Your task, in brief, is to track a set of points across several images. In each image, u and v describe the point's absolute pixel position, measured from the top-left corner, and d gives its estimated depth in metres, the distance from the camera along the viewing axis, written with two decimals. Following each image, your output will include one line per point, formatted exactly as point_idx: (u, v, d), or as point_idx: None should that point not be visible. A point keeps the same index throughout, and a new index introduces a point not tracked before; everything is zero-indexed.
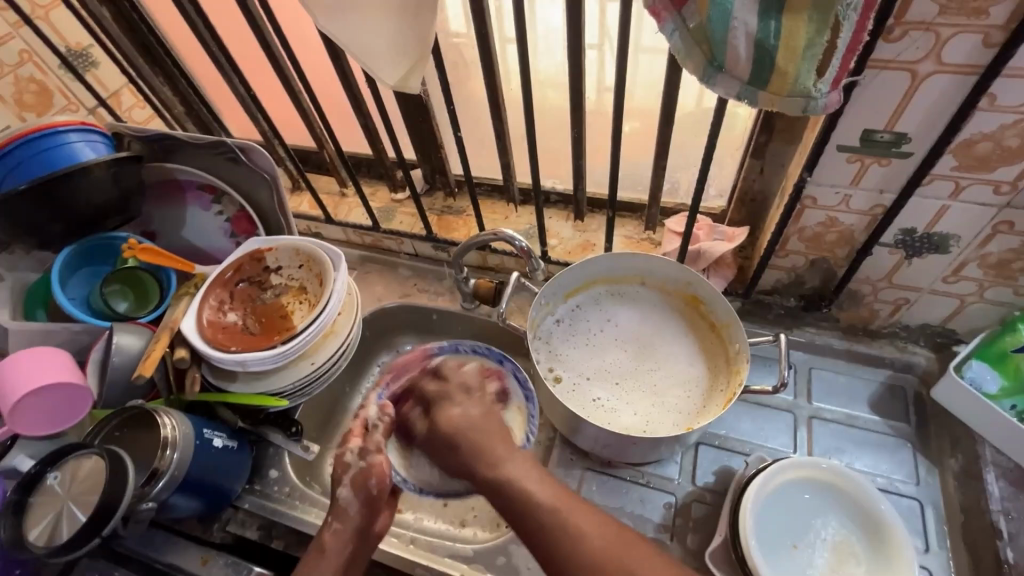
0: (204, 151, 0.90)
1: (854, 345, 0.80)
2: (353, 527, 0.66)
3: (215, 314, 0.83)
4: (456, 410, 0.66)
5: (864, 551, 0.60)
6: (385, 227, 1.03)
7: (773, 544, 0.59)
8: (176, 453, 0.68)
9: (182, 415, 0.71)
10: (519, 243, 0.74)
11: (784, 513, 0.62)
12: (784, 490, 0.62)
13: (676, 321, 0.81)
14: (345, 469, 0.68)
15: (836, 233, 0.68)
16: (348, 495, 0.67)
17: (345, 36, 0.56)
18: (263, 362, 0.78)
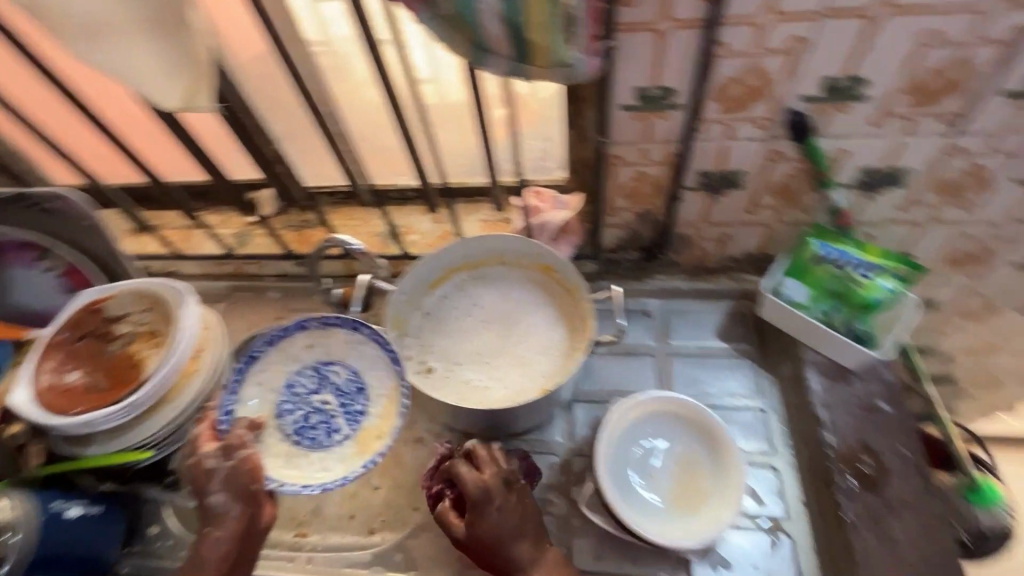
0: (11, 206, 0.82)
1: (696, 283, 0.88)
2: (232, 532, 0.65)
3: (53, 378, 0.77)
4: (497, 519, 0.65)
5: (710, 464, 0.67)
6: (242, 251, 1.00)
7: (627, 482, 0.66)
8: (19, 536, 0.66)
9: (22, 494, 0.69)
10: (355, 247, 0.76)
11: (636, 452, 0.68)
12: (631, 430, 0.69)
13: (537, 292, 0.85)
14: (210, 474, 0.66)
15: (649, 185, 0.74)
16: (222, 499, 0.66)
17: (108, 63, 0.54)
18: (113, 419, 0.73)
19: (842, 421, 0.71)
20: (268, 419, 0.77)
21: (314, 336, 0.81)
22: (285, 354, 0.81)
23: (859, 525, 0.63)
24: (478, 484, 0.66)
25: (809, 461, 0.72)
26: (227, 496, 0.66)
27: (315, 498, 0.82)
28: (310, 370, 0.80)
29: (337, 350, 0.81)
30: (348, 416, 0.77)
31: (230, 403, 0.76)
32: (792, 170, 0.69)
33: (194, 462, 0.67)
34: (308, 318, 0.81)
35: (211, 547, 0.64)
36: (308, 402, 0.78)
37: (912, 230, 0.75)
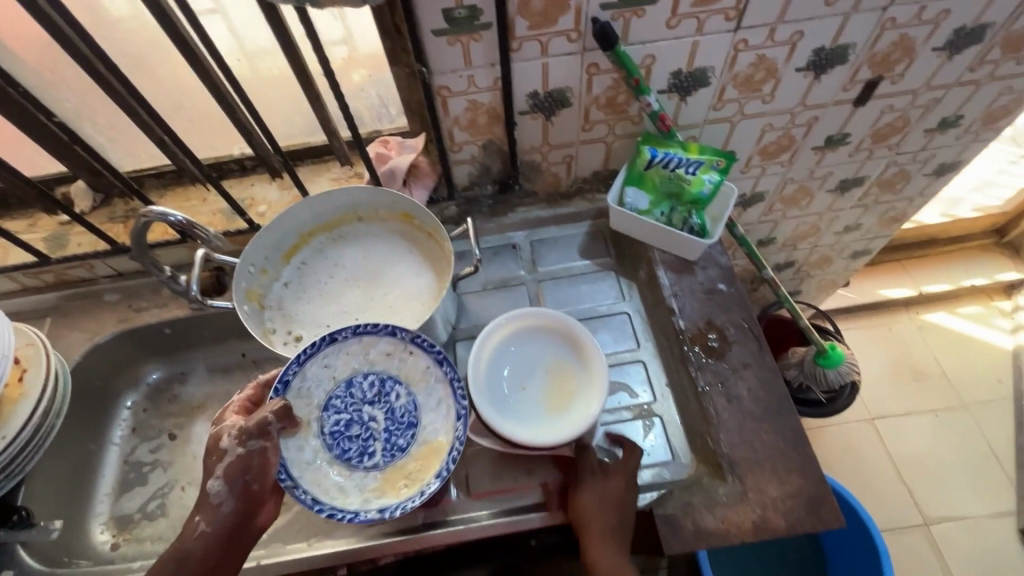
0: None
1: (554, 209, 0.91)
2: (221, 528, 0.59)
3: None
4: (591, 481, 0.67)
5: (576, 365, 0.72)
6: (60, 255, 0.88)
7: (504, 398, 0.70)
8: None
9: None
10: (175, 218, 0.68)
11: (512, 369, 0.72)
12: (505, 351, 0.73)
13: (399, 241, 0.83)
14: (221, 456, 0.60)
15: (484, 115, 0.74)
16: (220, 490, 0.59)
17: None
18: None
19: (690, 307, 0.78)
20: (310, 409, 0.69)
21: (396, 348, 0.71)
22: (362, 356, 0.71)
23: (713, 392, 0.71)
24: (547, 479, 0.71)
25: (668, 349, 0.79)
26: (226, 489, 0.59)
27: None
28: (373, 377, 0.71)
29: (411, 373, 0.71)
30: (387, 446, 0.68)
31: (290, 373, 0.68)
32: (611, 82, 0.72)
33: (210, 437, 0.61)
34: (401, 327, 0.70)
35: (194, 544, 0.57)
36: (357, 411, 0.70)
37: (726, 126, 0.83)
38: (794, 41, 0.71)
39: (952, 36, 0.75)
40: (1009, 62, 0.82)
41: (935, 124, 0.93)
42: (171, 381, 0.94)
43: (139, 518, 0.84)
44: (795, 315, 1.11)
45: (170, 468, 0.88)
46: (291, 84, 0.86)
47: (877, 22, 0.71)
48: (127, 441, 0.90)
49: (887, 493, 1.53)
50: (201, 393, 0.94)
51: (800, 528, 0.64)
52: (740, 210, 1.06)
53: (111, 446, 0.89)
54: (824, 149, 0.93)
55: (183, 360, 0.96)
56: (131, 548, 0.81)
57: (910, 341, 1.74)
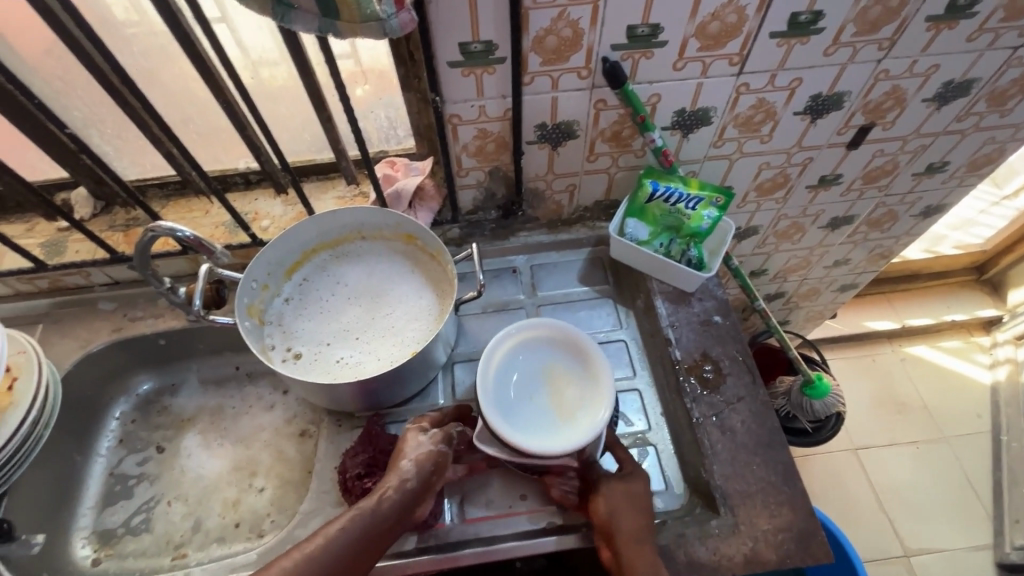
0: None
1: (555, 235, 0.93)
2: (400, 500, 0.63)
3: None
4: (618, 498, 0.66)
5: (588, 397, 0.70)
6: (57, 262, 0.87)
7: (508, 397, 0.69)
8: None
9: None
10: (183, 233, 0.68)
11: (526, 373, 0.72)
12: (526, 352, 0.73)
13: (401, 262, 0.84)
14: (418, 444, 0.67)
15: (493, 143, 0.76)
16: (411, 469, 0.64)
17: None
18: None
19: (687, 338, 0.80)
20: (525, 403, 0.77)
21: None
22: None
23: (706, 423, 0.73)
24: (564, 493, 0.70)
25: (660, 377, 0.81)
26: (418, 469, 0.64)
27: (192, 515, 0.84)
28: None
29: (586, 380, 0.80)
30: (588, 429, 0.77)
31: None
32: (617, 117, 0.75)
33: (410, 430, 0.69)
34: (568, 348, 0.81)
35: (387, 502, 0.62)
36: None
37: (725, 163, 0.86)
38: (794, 86, 0.74)
39: (941, 89, 0.79)
40: (993, 115, 0.86)
41: (922, 169, 0.96)
42: (162, 392, 0.94)
43: (122, 533, 0.82)
44: (785, 346, 1.14)
45: (157, 481, 0.86)
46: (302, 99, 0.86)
47: (872, 73, 0.74)
48: (114, 453, 0.88)
49: (868, 523, 1.55)
50: (192, 405, 0.93)
51: (790, 561, 0.66)
52: (734, 242, 1.08)
53: (97, 458, 0.88)
54: (817, 188, 0.96)
55: (176, 371, 0.95)
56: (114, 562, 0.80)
57: (893, 373, 1.77)
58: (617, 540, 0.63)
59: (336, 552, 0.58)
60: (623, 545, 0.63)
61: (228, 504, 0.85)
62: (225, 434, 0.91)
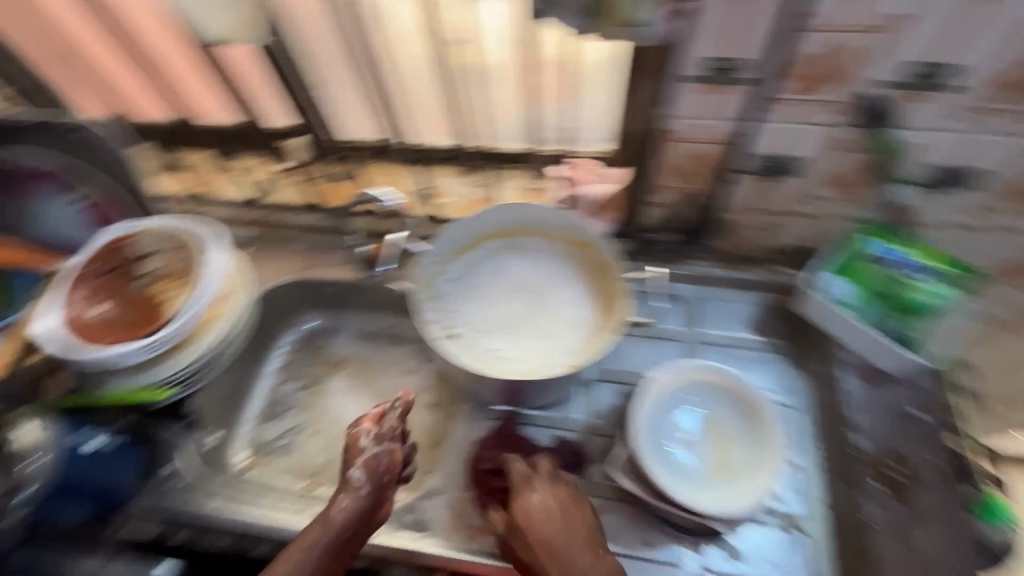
0: (42, 133, 0.82)
1: (733, 272, 0.85)
2: (360, 507, 0.65)
3: (80, 305, 0.77)
4: (535, 503, 0.66)
5: (744, 467, 0.65)
6: (267, 200, 1.00)
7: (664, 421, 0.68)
8: (40, 454, 0.68)
9: (46, 418, 0.71)
10: (394, 196, 0.82)
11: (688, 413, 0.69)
12: (712, 396, 0.69)
13: (567, 266, 0.82)
14: (361, 451, 0.68)
15: (703, 165, 0.71)
16: (361, 477, 0.67)
17: None
18: (133, 355, 0.72)
19: (871, 424, 0.72)
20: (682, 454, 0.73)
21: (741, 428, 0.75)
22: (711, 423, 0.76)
23: (878, 526, 0.66)
24: (540, 500, 0.66)
25: (825, 460, 0.74)
26: (367, 477, 0.67)
27: (329, 451, 0.91)
28: None
29: None
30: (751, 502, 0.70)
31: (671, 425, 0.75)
32: (857, 161, 0.66)
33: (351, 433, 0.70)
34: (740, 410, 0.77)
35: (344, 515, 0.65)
36: None
37: (973, 237, 0.72)
38: None
39: None
40: None
41: None
42: (323, 332, 1.02)
43: (271, 449, 0.92)
44: None
45: (306, 410, 0.95)
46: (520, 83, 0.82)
47: None
48: (277, 375, 0.99)
49: None
50: (345, 350, 1.01)
51: None
52: None
53: (264, 375, 0.98)
54: None
55: (338, 316, 1.03)
56: (260, 473, 0.89)
57: None
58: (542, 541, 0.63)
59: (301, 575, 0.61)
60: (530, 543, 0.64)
61: None
62: (368, 386, 0.97)
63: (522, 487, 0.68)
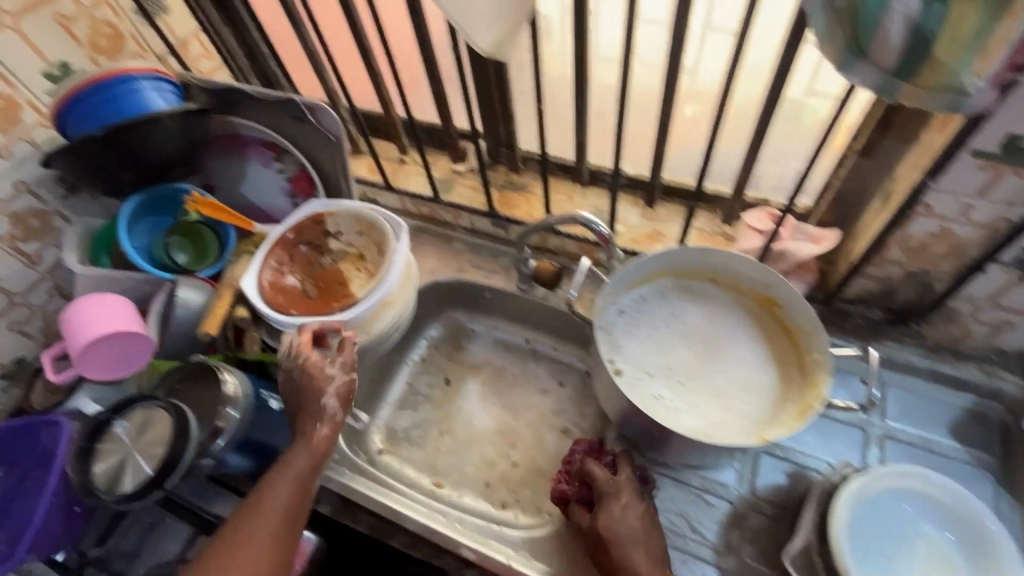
0: (270, 108, 0.92)
1: (938, 365, 0.75)
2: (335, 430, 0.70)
3: (277, 274, 0.84)
4: (620, 518, 0.65)
5: None
6: (445, 198, 1.01)
7: (870, 522, 0.61)
8: (237, 412, 0.68)
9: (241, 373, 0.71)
10: (598, 228, 0.72)
11: (896, 525, 0.62)
12: (928, 515, 0.62)
13: (748, 323, 0.77)
14: (328, 381, 0.71)
15: (945, 246, 0.63)
16: (334, 405, 0.70)
17: None
18: None
19: None
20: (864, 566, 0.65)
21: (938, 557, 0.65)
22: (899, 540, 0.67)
23: None
24: (623, 516, 0.65)
25: None
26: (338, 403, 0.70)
27: (456, 454, 0.92)
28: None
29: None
30: None
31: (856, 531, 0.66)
32: None
33: (309, 362, 0.71)
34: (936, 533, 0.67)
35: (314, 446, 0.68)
36: None
37: None
38: None
39: None
40: None
41: None
42: (464, 333, 1.04)
43: (402, 438, 0.94)
44: None
45: (439, 408, 0.97)
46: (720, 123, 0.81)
47: None
48: (416, 366, 1.02)
49: None
50: (483, 356, 1.02)
51: None
52: None
53: (404, 364, 1.01)
54: None
55: (481, 321, 1.04)
56: (392, 461, 0.91)
57: None
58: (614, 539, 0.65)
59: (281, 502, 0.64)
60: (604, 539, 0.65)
61: (485, 462, 0.91)
62: (501, 396, 0.97)
63: (606, 495, 0.67)
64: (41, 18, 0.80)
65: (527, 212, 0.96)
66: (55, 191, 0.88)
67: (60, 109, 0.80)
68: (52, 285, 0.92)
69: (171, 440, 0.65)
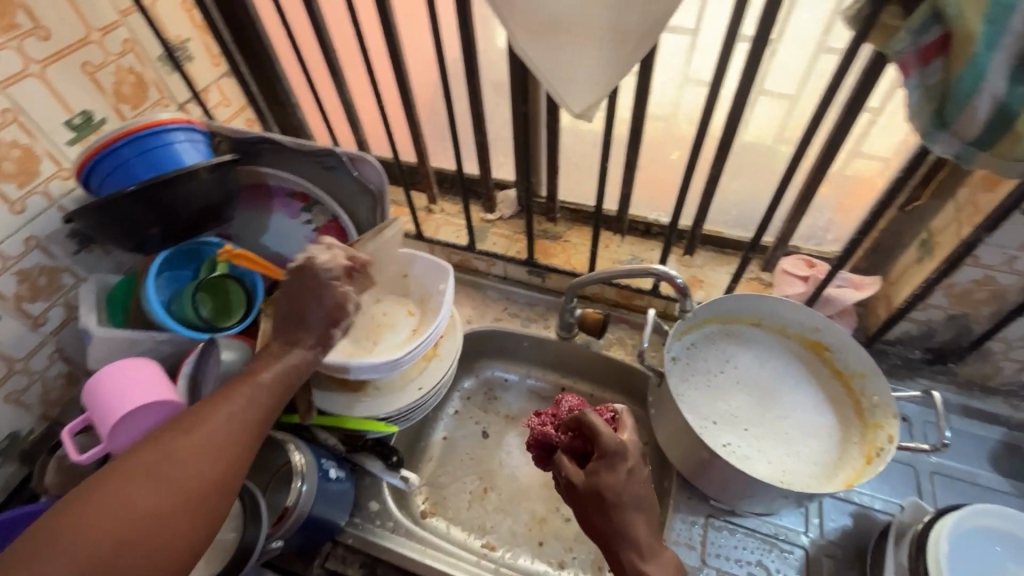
0: (305, 158, 0.88)
1: (969, 400, 0.80)
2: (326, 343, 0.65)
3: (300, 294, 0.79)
4: (626, 485, 0.54)
5: None
6: (478, 247, 0.99)
7: (965, 562, 0.60)
8: (305, 485, 0.66)
9: (306, 447, 0.70)
10: (677, 281, 0.74)
11: (986, 560, 0.61)
12: (1013, 549, 0.62)
13: (799, 367, 0.80)
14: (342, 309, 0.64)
15: (987, 292, 0.68)
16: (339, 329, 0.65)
17: (546, 66, 0.56)
18: (373, 371, 0.71)
19: None
20: None
21: None
22: None
23: None
24: (628, 480, 0.54)
25: None
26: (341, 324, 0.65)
27: (503, 512, 0.87)
28: None
29: None
30: None
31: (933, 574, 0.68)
32: None
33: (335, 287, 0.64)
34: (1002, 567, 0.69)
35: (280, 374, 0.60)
36: None
37: None
38: None
39: None
40: None
41: None
42: (499, 383, 1.01)
43: (446, 498, 0.89)
44: None
45: (479, 464, 0.92)
46: (761, 177, 0.85)
47: None
48: (452, 420, 0.98)
49: None
50: (520, 407, 0.99)
51: None
52: None
53: (439, 418, 0.97)
54: None
55: (515, 370, 1.02)
56: (438, 523, 0.87)
57: None
58: (614, 509, 0.54)
59: (228, 424, 0.53)
60: (603, 511, 0.54)
61: (536, 519, 0.87)
62: None
63: (612, 456, 0.55)
64: (68, 67, 0.75)
65: (565, 260, 0.97)
66: (65, 246, 0.81)
67: (87, 163, 0.73)
68: (54, 348, 0.84)
69: (236, 521, 0.63)
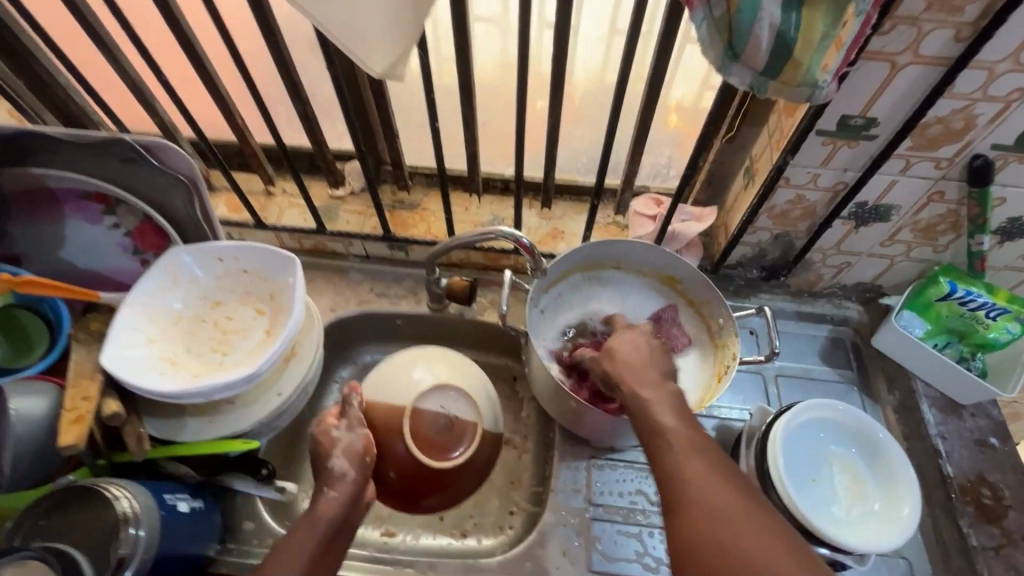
0: (86, 151, 0.72)
1: (802, 306, 0.89)
2: (345, 494, 0.64)
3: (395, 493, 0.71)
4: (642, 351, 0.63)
5: (872, 502, 0.67)
6: (330, 228, 0.91)
7: (798, 453, 0.69)
8: (141, 529, 0.59)
9: (134, 484, 0.62)
10: (521, 240, 0.72)
11: (813, 448, 0.70)
12: (834, 434, 0.71)
13: (656, 302, 0.84)
14: (333, 443, 0.67)
15: (801, 209, 0.75)
16: (343, 466, 0.66)
17: (331, 21, 0.49)
18: (230, 388, 0.66)
19: (958, 454, 0.78)
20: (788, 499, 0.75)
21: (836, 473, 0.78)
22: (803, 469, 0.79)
23: (984, 551, 0.71)
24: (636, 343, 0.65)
25: (926, 493, 0.78)
26: (349, 464, 0.66)
27: None
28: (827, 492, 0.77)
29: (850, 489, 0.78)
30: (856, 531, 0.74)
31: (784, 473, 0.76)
32: (944, 211, 0.72)
33: (319, 429, 0.69)
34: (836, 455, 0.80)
35: (327, 512, 0.62)
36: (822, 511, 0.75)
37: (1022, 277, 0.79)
38: None
39: None
40: None
41: None
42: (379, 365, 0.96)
43: None
44: None
45: None
46: None
47: None
48: None
49: None
50: None
51: None
52: None
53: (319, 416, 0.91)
54: None
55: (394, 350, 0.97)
56: None
57: None
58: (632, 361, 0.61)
59: None
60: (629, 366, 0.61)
61: None
62: None
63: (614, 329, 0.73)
64: None
65: (425, 230, 0.92)
66: None
67: None
68: None
69: None
